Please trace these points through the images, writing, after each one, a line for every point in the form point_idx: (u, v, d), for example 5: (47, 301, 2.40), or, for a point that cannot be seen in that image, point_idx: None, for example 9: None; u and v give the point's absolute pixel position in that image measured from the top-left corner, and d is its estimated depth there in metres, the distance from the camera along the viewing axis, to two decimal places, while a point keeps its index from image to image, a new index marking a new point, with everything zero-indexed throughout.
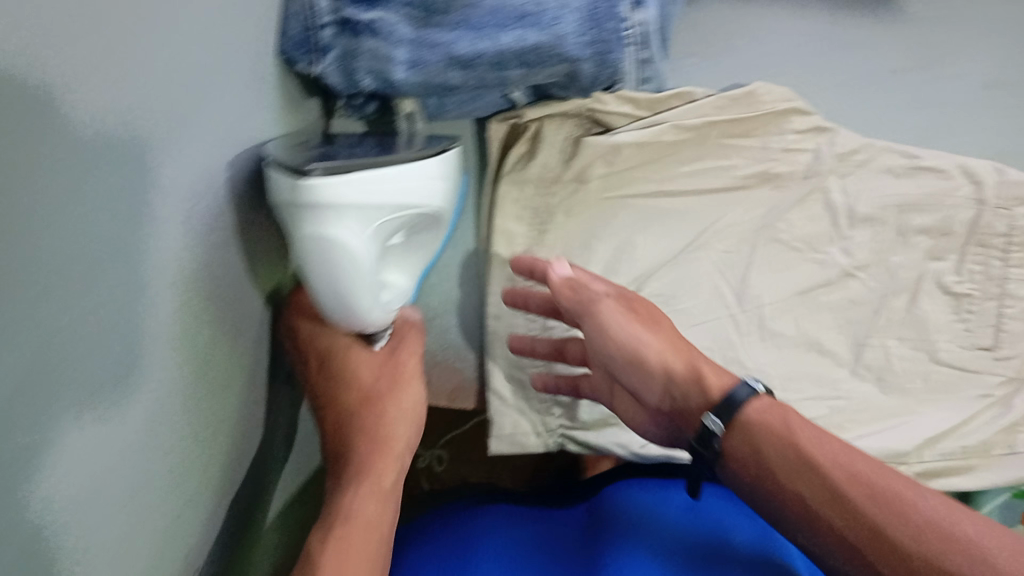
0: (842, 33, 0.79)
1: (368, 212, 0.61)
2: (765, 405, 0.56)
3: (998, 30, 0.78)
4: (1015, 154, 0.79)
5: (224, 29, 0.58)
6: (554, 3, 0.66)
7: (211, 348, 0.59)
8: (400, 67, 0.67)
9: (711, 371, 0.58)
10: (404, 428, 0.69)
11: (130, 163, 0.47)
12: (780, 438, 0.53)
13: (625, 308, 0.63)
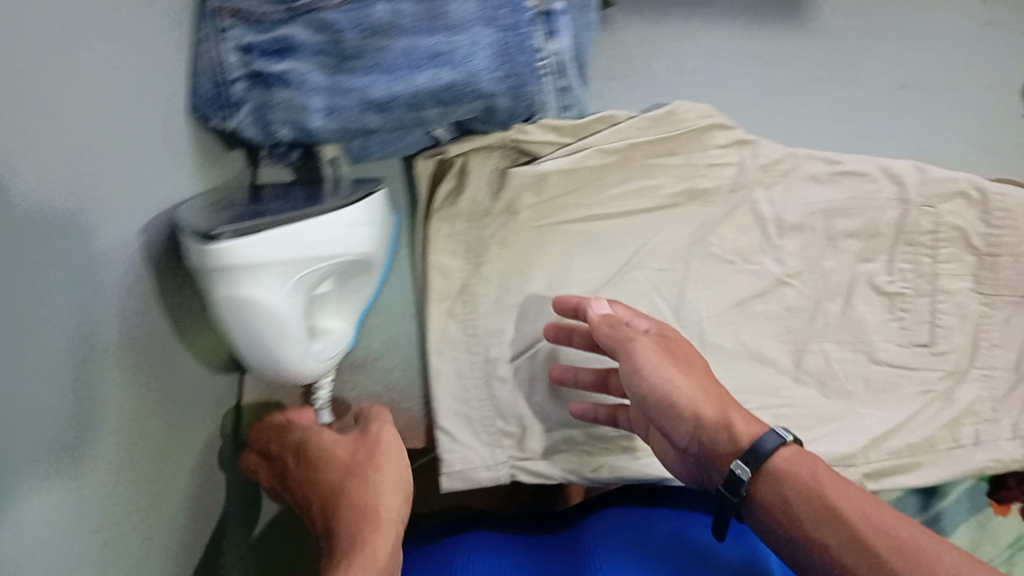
0: (756, 45, 0.82)
1: (290, 267, 0.54)
2: (794, 453, 0.57)
3: (899, 34, 0.82)
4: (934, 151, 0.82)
5: (143, 83, 0.56)
6: (465, 40, 0.65)
7: (145, 412, 0.57)
8: (316, 115, 0.65)
9: (740, 420, 0.60)
10: (393, 498, 0.63)
11: (69, 221, 0.47)
12: (806, 486, 0.54)
13: (663, 352, 0.66)
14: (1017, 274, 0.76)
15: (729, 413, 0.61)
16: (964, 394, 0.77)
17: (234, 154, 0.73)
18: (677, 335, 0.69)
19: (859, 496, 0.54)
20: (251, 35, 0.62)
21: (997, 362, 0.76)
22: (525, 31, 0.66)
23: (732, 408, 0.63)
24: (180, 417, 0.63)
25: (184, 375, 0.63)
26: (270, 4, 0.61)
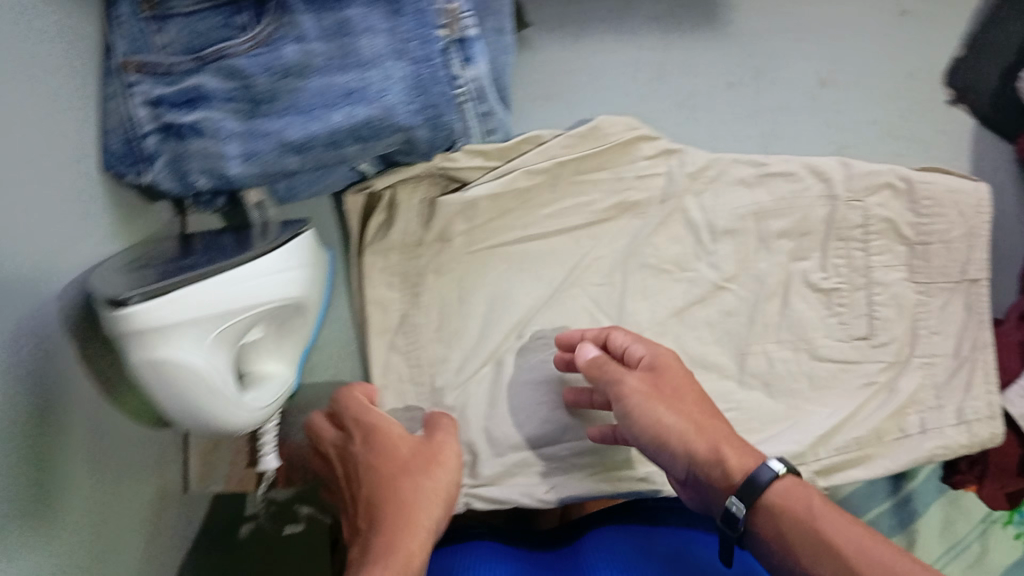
0: (677, 54, 0.83)
1: (204, 325, 0.56)
2: (792, 485, 0.55)
3: (815, 33, 0.84)
4: (857, 146, 0.84)
5: (57, 145, 0.56)
6: (378, 75, 0.65)
7: (109, 461, 0.61)
8: (233, 161, 0.65)
9: (734, 454, 0.57)
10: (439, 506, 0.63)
11: (17, 290, 0.50)
12: (803, 523, 0.52)
13: (653, 388, 0.63)
14: (949, 260, 0.76)
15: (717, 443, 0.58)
16: (906, 383, 0.76)
17: (157, 207, 0.72)
18: (675, 363, 0.66)
19: (858, 531, 0.51)
20: (159, 88, 0.62)
21: (937, 349, 0.76)
22: (439, 61, 0.66)
23: (737, 443, 0.59)
24: (125, 475, 0.63)
25: (123, 434, 0.63)
26: (176, 55, 0.61)
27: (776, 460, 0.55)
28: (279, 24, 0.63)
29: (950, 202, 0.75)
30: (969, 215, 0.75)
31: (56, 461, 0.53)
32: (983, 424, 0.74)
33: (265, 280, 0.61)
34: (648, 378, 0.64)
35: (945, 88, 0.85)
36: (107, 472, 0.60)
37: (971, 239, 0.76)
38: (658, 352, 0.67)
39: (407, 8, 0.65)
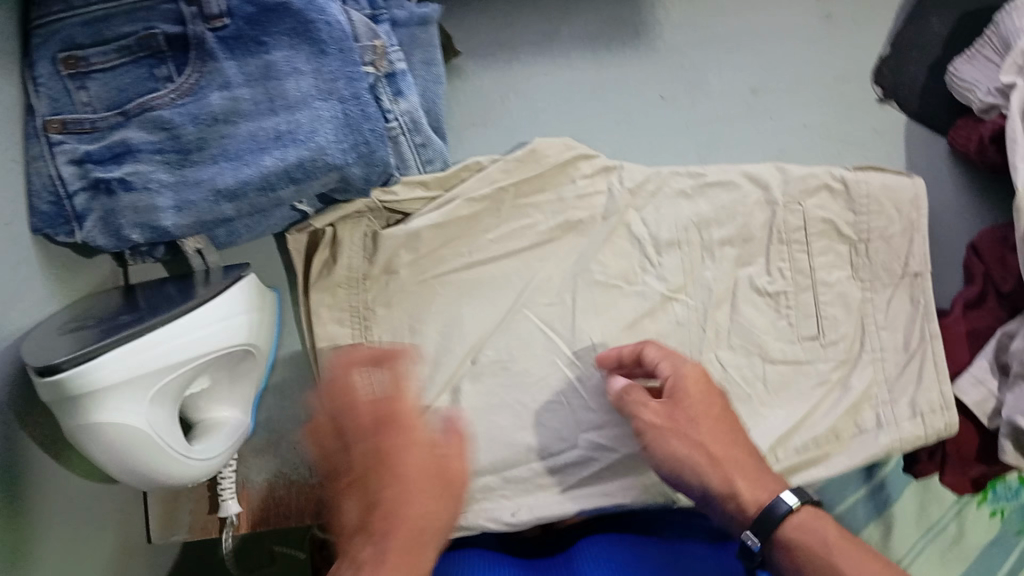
0: (608, 73, 0.85)
1: (137, 383, 0.56)
2: (808, 516, 0.62)
3: (738, 45, 0.87)
4: (793, 151, 0.85)
5: None
6: (306, 116, 0.65)
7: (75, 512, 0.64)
8: (166, 213, 0.64)
9: (746, 485, 0.63)
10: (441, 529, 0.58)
11: None
12: (817, 555, 0.60)
13: (677, 415, 0.65)
14: (890, 258, 0.78)
15: (733, 477, 0.64)
16: (858, 379, 0.76)
17: (98, 261, 0.71)
18: (701, 377, 0.67)
19: (861, 554, 0.60)
20: (85, 145, 0.61)
21: (885, 344, 0.77)
22: (366, 98, 0.67)
23: (759, 466, 0.65)
24: (69, 539, 0.63)
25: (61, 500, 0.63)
26: (100, 112, 0.61)
27: (789, 493, 0.62)
28: (202, 72, 0.63)
29: (888, 200, 0.78)
30: (908, 211, 0.78)
31: (17, 522, 0.56)
32: (937, 416, 0.74)
33: (205, 330, 0.60)
34: (676, 399, 0.66)
35: (875, 86, 0.87)
36: (73, 523, 0.63)
37: (910, 234, 0.78)
38: (683, 369, 0.67)
39: (331, 48, 0.66)
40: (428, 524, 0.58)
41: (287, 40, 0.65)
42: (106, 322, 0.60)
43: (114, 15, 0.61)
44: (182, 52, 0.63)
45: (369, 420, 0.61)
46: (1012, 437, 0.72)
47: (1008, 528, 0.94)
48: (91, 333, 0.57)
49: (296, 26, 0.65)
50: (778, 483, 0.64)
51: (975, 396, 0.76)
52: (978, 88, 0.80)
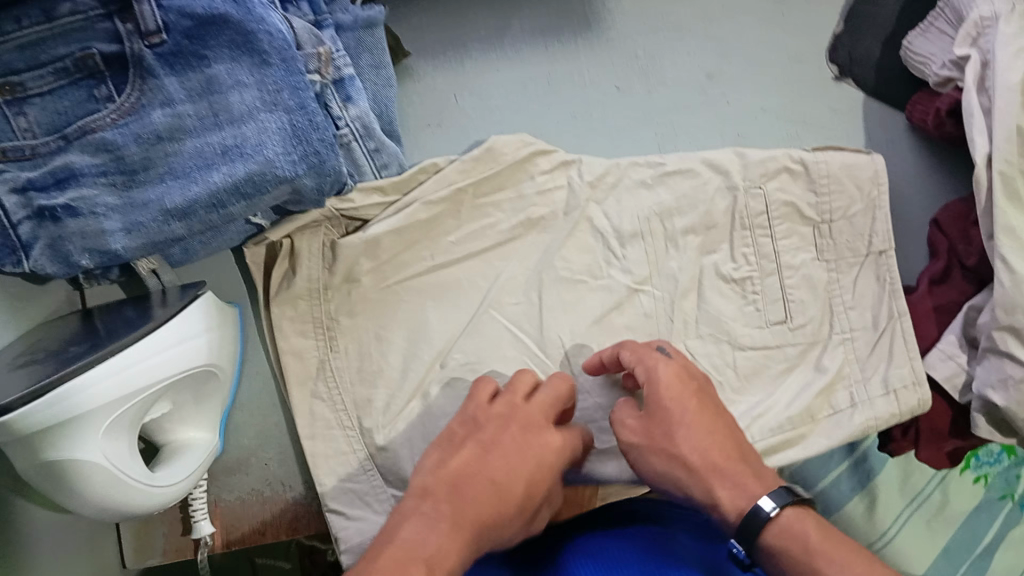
0: (560, 64, 0.84)
1: (89, 417, 0.54)
2: (794, 517, 0.58)
3: (689, 28, 0.86)
4: (749, 139, 0.85)
5: None
6: (252, 129, 0.64)
7: (47, 545, 0.64)
8: (116, 237, 0.63)
9: (724, 491, 0.61)
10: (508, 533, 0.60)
11: None
12: (799, 560, 0.56)
13: (658, 427, 0.65)
14: (853, 236, 0.78)
15: (715, 485, 0.62)
16: (827, 359, 0.76)
17: (52, 286, 0.69)
18: (678, 378, 0.65)
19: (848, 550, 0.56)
20: (27, 172, 0.60)
21: (855, 323, 0.77)
22: (313, 108, 0.65)
23: (747, 463, 0.63)
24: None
25: (20, 537, 0.61)
26: (40, 137, 0.60)
27: (767, 498, 0.59)
28: (142, 91, 0.62)
29: (847, 177, 0.78)
30: (867, 188, 0.78)
31: None
32: (909, 392, 0.74)
33: (159, 356, 0.59)
34: (654, 409, 0.65)
35: (830, 65, 0.87)
36: (45, 560, 0.64)
37: (873, 212, 0.78)
38: (657, 372, 0.66)
39: (273, 58, 0.64)
40: (506, 517, 0.60)
41: (227, 52, 0.63)
42: (57, 355, 0.58)
43: (46, 38, 0.59)
44: (121, 70, 0.61)
45: (519, 435, 0.64)
46: (984, 413, 0.72)
47: (992, 495, 0.93)
48: (43, 367, 0.56)
49: (236, 37, 0.63)
50: (764, 483, 0.61)
51: (946, 370, 0.76)
52: (935, 61, 0.79)
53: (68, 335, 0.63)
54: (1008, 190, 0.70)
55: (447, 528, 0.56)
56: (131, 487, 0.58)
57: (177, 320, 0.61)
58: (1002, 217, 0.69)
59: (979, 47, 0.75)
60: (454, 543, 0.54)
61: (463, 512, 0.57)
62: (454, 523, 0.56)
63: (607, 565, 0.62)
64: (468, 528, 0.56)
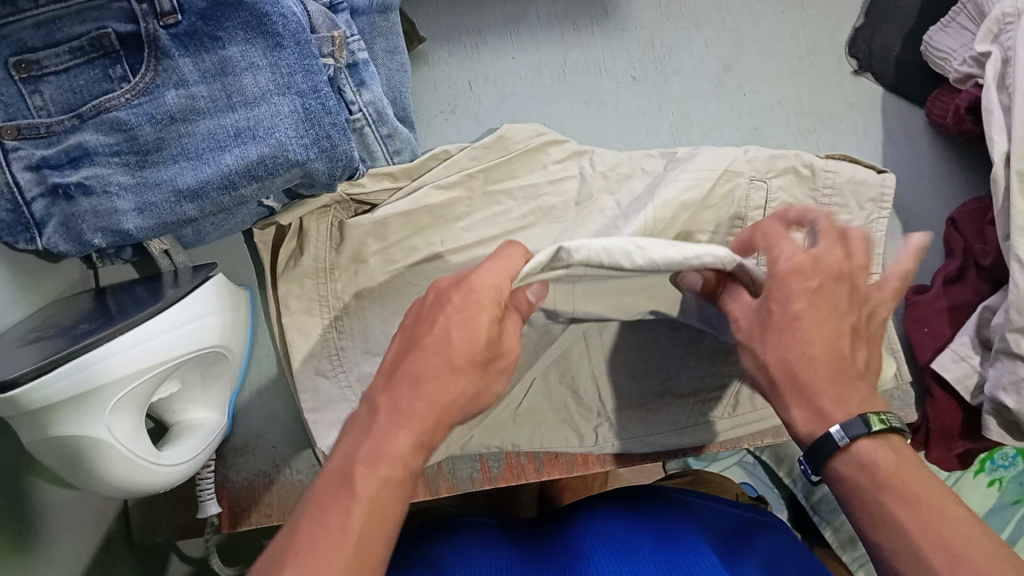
0: (576, 52, 0.84)
1: (95, 394, 0.55)
2: (876, 451, 0.48)
3: (704, 20, 0.86)
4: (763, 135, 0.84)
5: None
6: (265, 111, 0.64)
7: (55, 517, 0.65)
8: (128, 216, 0.63)
9: (801, 415, 0.51)
10: (477, 401, 0.51)
11: None
12: (867, 498, 0.47)
13: (758, 328, 0.53)
14: None
15: (791, 408, 0.51)
16: None
17: (66, 262, 0.70)
18: (799, 270, 0.52)
19: (927, 496, 0.46)
20: (41, 150, 0.60)
21: None
22: (326, 91, 0.65)
23: (847, 383, 0.50)
24: (38, 549, 0.62)
25: (30, 509, 0.62)
26: (54, 115, 0.60)
27: (837, 426, 0.49)
28: (157, 71, 0.62)
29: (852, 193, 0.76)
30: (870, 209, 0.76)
31: None
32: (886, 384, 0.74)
33: (168, 335, 0.59)
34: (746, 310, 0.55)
35: (849, 59, 0.86)
36: (53, 531, 0.64)
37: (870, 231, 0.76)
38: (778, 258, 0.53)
39: (287, 41, 0.64)
40: (462, 384, 0.49)
41: (241, 34, 0.63)
42: (67, 331, 0.59)
43: (63, 16, 0.59)
44: (136, 49, 0.62)
45: (453, 305, 0.50)
46: (995, 414, 0.71)
47: (1006, 499, 0.92)
48: (54, 343, 0.56)
49: (251, 19, 0.63)
50: (848, 410, 0.49)
51: (957, 371, 0.75)
52: (955, 57, 0.78)
53: (81, 313, 0.64)
54: None
55: (396, 429, 0.47)
56: (136, 465, 0.58)
57: (188, 301, 0.62)
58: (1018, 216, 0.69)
59: (1000, 44, 0.74)
60: (409, 443, 0.47)
61: (414, 402, 0.48)
62: (404, 422, 0.47)
63: (623, 552, 0.61)
64: (422, 416, 0.48)
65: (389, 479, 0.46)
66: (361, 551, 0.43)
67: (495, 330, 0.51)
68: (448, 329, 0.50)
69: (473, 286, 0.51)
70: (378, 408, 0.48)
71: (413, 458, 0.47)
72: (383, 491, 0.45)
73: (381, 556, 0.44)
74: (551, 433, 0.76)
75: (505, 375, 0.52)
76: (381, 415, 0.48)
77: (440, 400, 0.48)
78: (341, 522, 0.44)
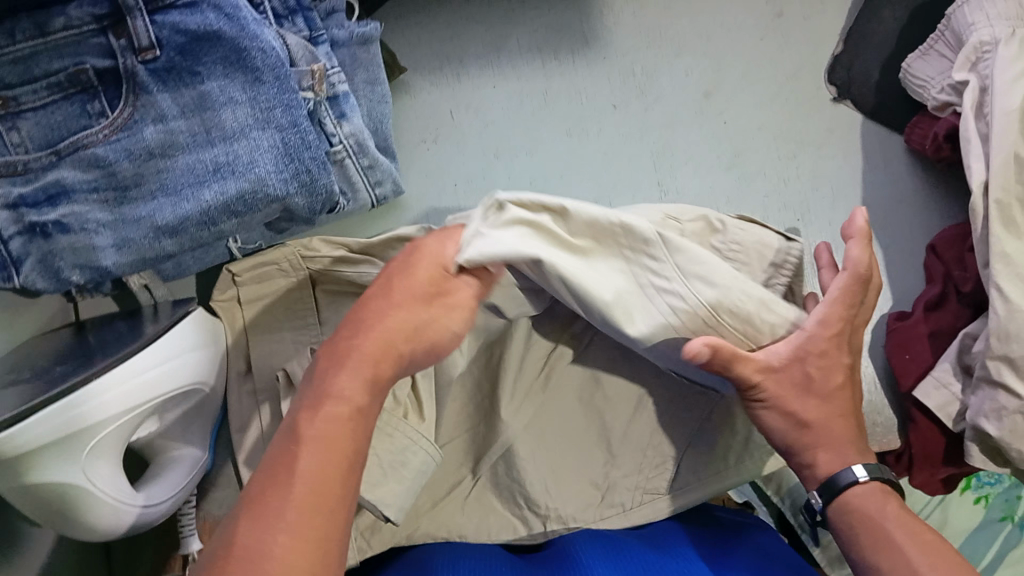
0: (558, 79, 0.84)
1: (71, 440, 0.54)
2: (871, 490, 0.59)
3: (685, 49, 0.86)
4: (744, 163, 0.84)
5: None
6: (243, 146, 0.64)
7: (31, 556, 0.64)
8: (106, 252, 0.63)
9: (825, 457, 0.61)
10: (432, 343, 0.56)
11: None
12: (876, 523, 0.58)
13: (785, 384, 0.61)
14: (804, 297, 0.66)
15: (818, 451, 0.61)
16: None
17: (44, 299, 0.69)
18: (833, 334, 0.61)
19: (929, 539, 0.56)
20: (18, 187, 0.60)
21: None
22: (305, 126, 0.65)
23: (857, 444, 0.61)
24: None
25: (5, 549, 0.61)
26: (31, 151, 0.60)
27: (860, 465, 0.59)
28: (135, 106, 0.62)
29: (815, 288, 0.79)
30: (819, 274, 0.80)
31: None
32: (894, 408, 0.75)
33: (144, 376, 0.58)
34: (749, 374, 0.59)
35: (829, 86, 0.86)
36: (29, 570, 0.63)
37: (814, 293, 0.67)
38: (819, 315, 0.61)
39: (266, 75, 0.64)
40: (398, 324, 0.55)
41: (220, 69, 0.63)
42: (43, 374, 0.58)
43: (40, 51, 0.59)
44: (114, 85, 0.61)
45: (394, 265, 0.57)
46: (977, 441, 0.72)
47: (992, 515, 0.83)
48: (30, 386, 0.56)
49: (230, 54, 0.63)
50: None
51: (940, 398, 0.75)
52: (934, 84, 0.79)
53: (59, 350, 0.63)
54: (1005, 219, 0.69)
55: (341, 377, 0.52)
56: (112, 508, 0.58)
57: (168, 339, 0.61)
58: (997, 244, 0.69)
59: (977, 72, 0.74)
60: (352, 382, 0.52)
61: (352, 347, 0.54)
62: (347, 364, 0.53)
63: (616, 559, 0.61)
64: (361, 358, 0.53)
65: (338, 417, 0.50)
66: (315, 487, 0.47)
67: (437, 274, 0.56)
68: (390, 279, 0.56)
69: (417, 247, 0.57)
70: (328, 361, 0.54)
71: (362, 397, 0.52)
72: (332, 431, 0.50)
73: (338, 497, 0.48)
74: (499, 523, 0.68)
75: (459, 319, 0.57)
76: (331, 364, 0.54)
77: (380, 341, 0.54)
78: (292, 465, 0.48)
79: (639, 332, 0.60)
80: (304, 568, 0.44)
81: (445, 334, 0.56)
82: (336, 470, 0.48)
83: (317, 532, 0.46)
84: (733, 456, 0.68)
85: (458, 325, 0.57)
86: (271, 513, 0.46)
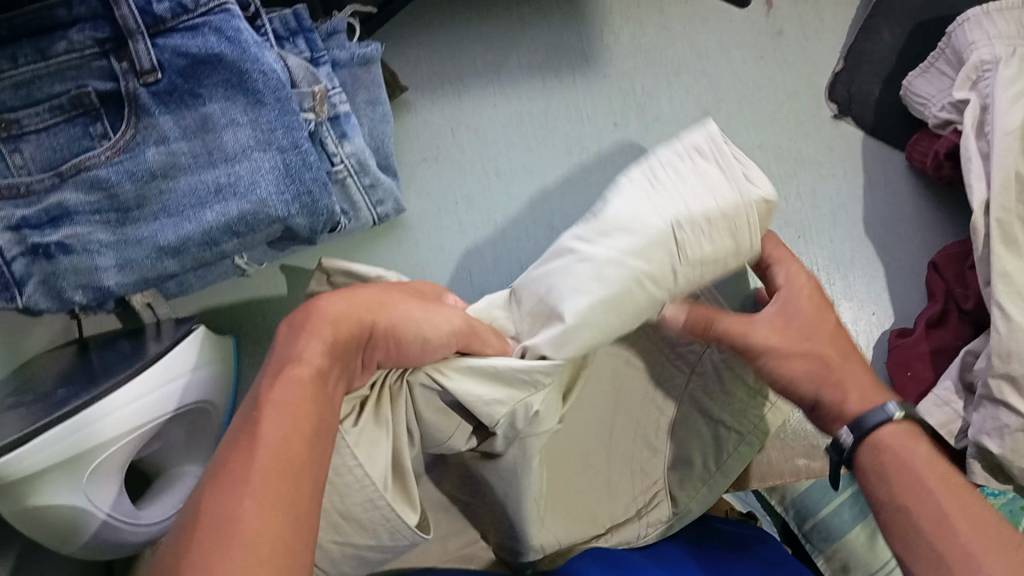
0: (558, 96, 0.85)
1: (71, 462, 0.54)
2: (903, 430, 0.57)
3: (684, 69, 0.86)
4: None
5: None
6: (245, 167, 0.64)
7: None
8: (109, 273, 0.63)
9: (853, 397, 0.59)
10: (392, 322, 0.52)
11: None
12: (904, 459, 0.56)
13: (788, 326, 0.60)
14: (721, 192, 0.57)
15: (847, 391, 0.59)
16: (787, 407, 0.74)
17: (47, 321, 0.70)
18: (809, 292, 0.61)
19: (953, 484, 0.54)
20: (20, 210, 0.60)
21: None
22: (306, 147, 0.65)
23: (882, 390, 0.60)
24: None
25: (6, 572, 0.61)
26: (34, 174, 0.61)
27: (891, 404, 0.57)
28: (138, 128, 0.62)
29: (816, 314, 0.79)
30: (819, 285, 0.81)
31: None
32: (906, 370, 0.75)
33: (148, 398, 0.59)
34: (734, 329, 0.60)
35: (829, 104, 0.86)
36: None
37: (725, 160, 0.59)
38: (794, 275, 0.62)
39: (267, 97, 0.64)
40: (374, 303, 0.53)
41: (222, 91, 0.64)
42: (46, 397, 0.58)
43: (42, 75, 0.60)
44: (115, 108, 0.62)
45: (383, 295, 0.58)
46: (979, 459, 0.70)
47: None
48: (33, 411, 0.56)
49: (231, 76, 0.63)
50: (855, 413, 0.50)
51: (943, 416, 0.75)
52: (934, 103, 0.79)
53: (61, 372, 0.63)
54: (1006, 238, 0.69)
55: (305, 340, 0.50)
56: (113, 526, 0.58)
57: (173, 359, 0.61)
58: (998, 263, 0.69)
59: (978, 91, 0.75)
60: (313, 342, 0.49)
61: (319, 310, 0.51)
62: (312, 328, 0.50)
63: (615, 562, 0.61)
64: (330, 323, 0.51)
65: (299, 379, 0.47)
66: (280, 448, 0.44)
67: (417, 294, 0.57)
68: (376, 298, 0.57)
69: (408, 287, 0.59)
70: (295, 328, 0.52)
71: (321, 359, 0.49)
72: (296, 393, 0.47)
73: (301, 472, 0.44)
74: None
75: (425, 313, 0.54)
76: (294, 329, 0.51)
77: (354, 313, 0.52)
78: (254, 429, 0.45)
79: (608, 216, 0.57)
80: (270, 539, 0.41)
81: (414, 324, 0.53)
82: (291, 435, 0.45)
83: (281, 516, 0.42)
84: (714, 463, 0.66)
85: (428, 320, 0.54)
86: (238, 477, 0.43)
